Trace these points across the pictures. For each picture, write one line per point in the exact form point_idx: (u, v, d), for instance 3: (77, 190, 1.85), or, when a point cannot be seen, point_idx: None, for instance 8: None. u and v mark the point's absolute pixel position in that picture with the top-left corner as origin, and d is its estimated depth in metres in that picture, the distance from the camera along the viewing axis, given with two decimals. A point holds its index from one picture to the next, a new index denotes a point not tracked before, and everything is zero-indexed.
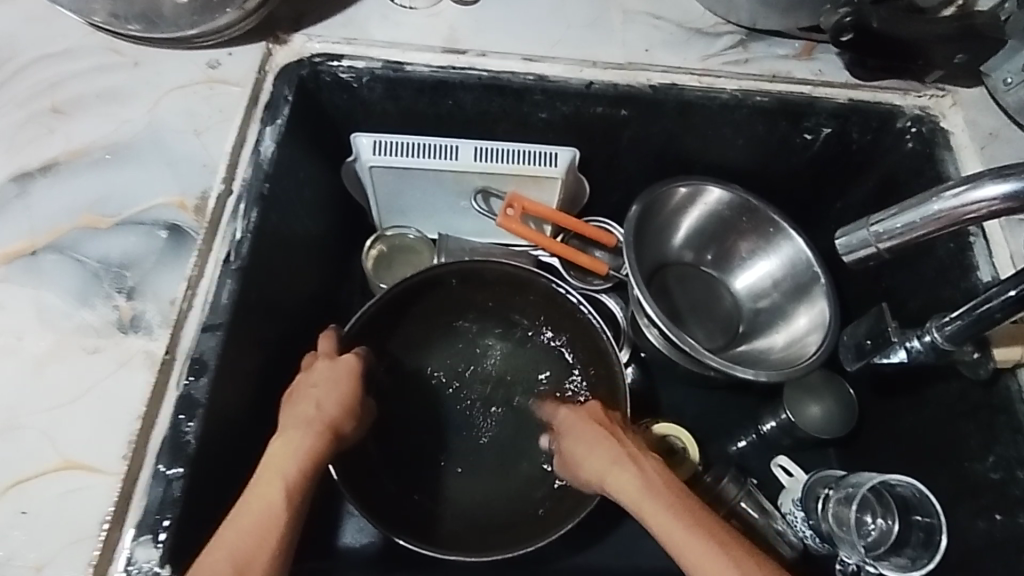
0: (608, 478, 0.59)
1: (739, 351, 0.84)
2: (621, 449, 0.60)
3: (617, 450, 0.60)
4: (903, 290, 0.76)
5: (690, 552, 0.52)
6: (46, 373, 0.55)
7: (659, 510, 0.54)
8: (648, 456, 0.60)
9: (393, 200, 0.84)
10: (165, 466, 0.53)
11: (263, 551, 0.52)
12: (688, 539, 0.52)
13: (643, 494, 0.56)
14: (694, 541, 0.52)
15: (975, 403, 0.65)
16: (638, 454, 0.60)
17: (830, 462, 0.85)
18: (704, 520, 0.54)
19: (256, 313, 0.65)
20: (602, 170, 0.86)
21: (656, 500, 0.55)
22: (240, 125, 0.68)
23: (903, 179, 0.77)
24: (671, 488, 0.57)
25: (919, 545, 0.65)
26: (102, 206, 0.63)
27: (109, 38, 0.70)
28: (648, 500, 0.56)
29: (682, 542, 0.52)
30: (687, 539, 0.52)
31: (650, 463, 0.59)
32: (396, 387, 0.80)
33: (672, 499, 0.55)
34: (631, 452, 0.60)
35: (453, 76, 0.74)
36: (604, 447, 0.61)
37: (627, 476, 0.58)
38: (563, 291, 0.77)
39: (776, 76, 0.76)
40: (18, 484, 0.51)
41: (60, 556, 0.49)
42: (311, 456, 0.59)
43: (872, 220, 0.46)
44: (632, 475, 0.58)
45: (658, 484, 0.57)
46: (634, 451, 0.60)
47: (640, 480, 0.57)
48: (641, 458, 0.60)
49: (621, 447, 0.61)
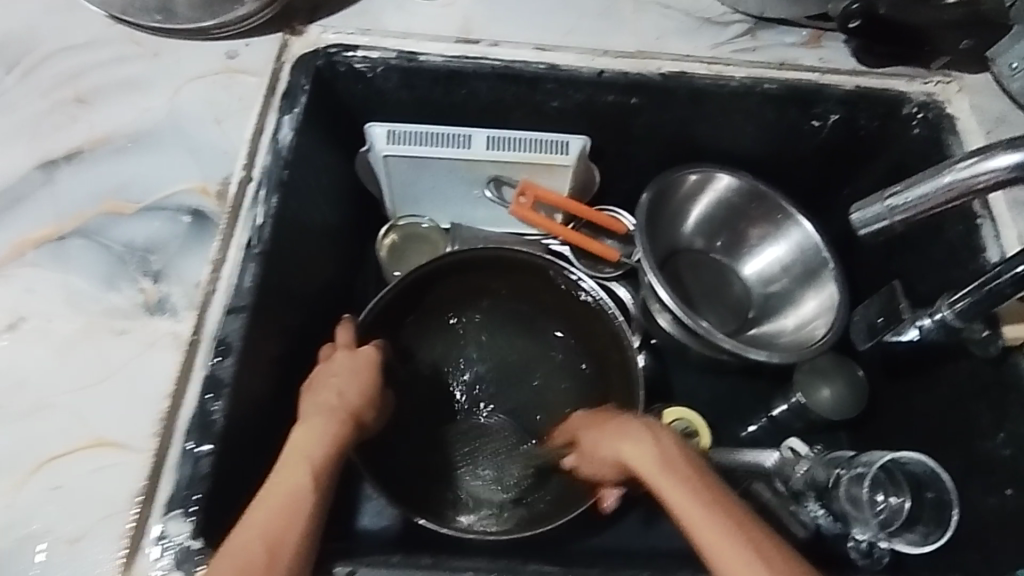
0: (624, 451, 0.60)
1: (750, 335, 0.85)
2: (640, 424, 0.62)
3: (636, 425, 0.62)
4: (913, 273, 0.77)
5: (702, 526, 0.53)
6: (77, 355, 0.57)
7: (673, 484, 0.56)
8: (666, 432, 0.61)
9: (407, 190, 0.85)
10: (194, 444, 0.54)
11: (292, 531, 0.52)
12: (700, 512, 0.53)
13: (657, 469, 0.57)
14: (706, 514, 0.53)
15: (986, 381, 0.66)
16: (657, 430, 0.61)
17: (841, 445, 0.86)
18: (718, 496, 0.55)
19: (278, 297, 0.66)
20: (613, 158, 0.87)
21: (671, 474, 0.57)
22: (260, 113, 0.69)
23: (911, 164, 0.78)
24: (687, 464, 0.58)
25: (930, 522, 0.66)
26: (126, 193, 0.64)
27: (129, 30, 0.71)
28: (663, 474, 0.57)
29: (694, 514, 0.54)
30: (699, 512, 0.53)
31: (668, 439, 0.60)
32: (412, 375, 0.81)
33: (689, 478, 0.56)
34: (649, 428, 0.61)
35: (467, 66, 0.75)
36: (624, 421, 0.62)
37: (642, 450, 0.59)
38: (575, 278, 0.78)
39: (785, 63, 0.77)
40: (52, 461, 0.53)
41: (95, 529, 0.51)
42: (335, 442, 0.60)
43: (887, 194, 0.47)
44: (649, 448, 0.59)
45: (674, 460, 0.58)
46: (652, 428, 0.62)
47: (656, 454, 0.59)
48: (659, 434, 0.61)
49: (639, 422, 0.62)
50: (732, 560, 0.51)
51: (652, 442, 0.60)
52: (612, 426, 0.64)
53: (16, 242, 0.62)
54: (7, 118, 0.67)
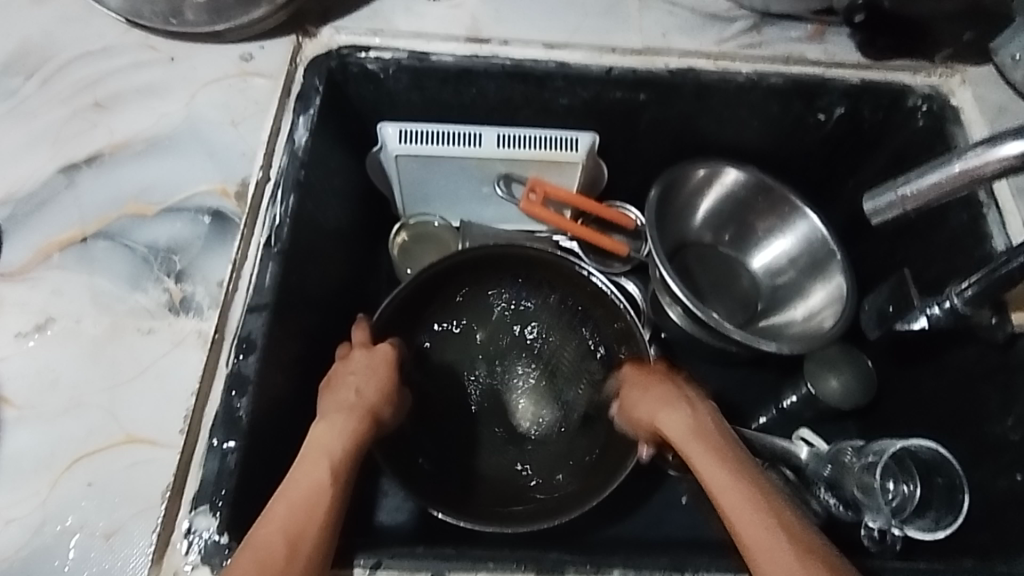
0: (658, 416, 0.65)
1: (759, 327, 0.86)
2: (681, 397, 0.67)
3: (675, 393, 0.67)
4: (919, 262, 0.78)
5: (721, 486, 0.56)
6: (106, 354, 0.58)
7: (700, 449, 0.60)
8: (704, 407, 0.66)
9: (418, 189, 0.86)
10: (220, 439, 0.55)
11: (313, 523, 0.53)
12: (723, 474, 0.57)
13: (688, 432, 0.62)
14: (727, 478, 0.57)
15: (993, 366, 0.67)
16: (695, 402, 0.66)
17: (850, 433, 0.87)
18: (743, 465, 0.58)
19: (297, 297, 0.67)
20: (621, 153, 0.88)
21: (700, 441, 0.61)
22: (276, 115, 0.70)
23: (914, 154, 0.79)
24: (718, 436, 0.62)
25: (941, 507, 0.68)
26: (148, 195, 0.66)
27: (145, 36, 0.72)
28: (693, 438, 0.62)
29: (717, 475, 0.57)
30: (721, 473, 0.57)
31: (704, 412, 0.65)
32: (427, 375, 0.82)
33: (715, 443, 0.61)
34: (686, 399, 0.66)
35: (477, 65, 0.76)
36: (665, 391, 0.67)
37: (677, 415, 0.64)
38: (585, 273, 0.79)
39: (790, 58, 0.78)
40: (86, 457, 0.55)
41: (129, 522, 0.53)
42: (354, 438, 0.61)
43: (898, 182, 0.48)
44: (682, 415, 0.64)
45: (706, 431, 0.62)
46: (691, 400, 0.66)
47: (689, 422, 0.63)
48: (695, 406, 0.65)
49: (679, 394, 0.67)
50: (745, 516, 0.53)
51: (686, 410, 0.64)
52: (654, 391, 0.68)
53: (44, 244, 0.63)
54: (28, 124, 0.69)
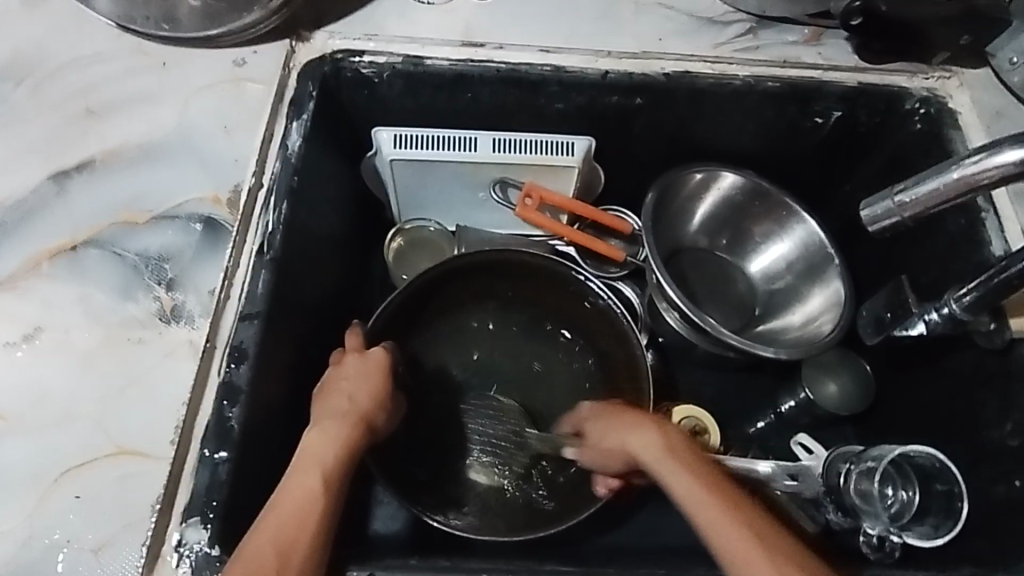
0: (634, 448, 0.61)
1: (756, 332, 0.85)
2: (653, 422, 0.63)
3: (644, 417, 0.63)
4: (916, 266, 0.77)
5: (714, 517, 0.54)
6: (96, 365, 0.58)
7: (683, 476, 0.57)
8: (676, 430, 0.62)
9: (412, 194, 0.86)
10: (212, 450, 0.55)
11: (305, 535, 0.52)
12: (710, 502, 0.55)
13: (665, 457, 0.59)
14: (717, 505, 0.55)
15: (992, 372, 0.67)
16: (667, 428, 0.62)
17: (848, 438, 0.86)
18: (732, 495, 0.56)
19: (290, 304, 0.67)
20: (617, 158, 0.87)
21: (685, 473, 0.57)
22: (269, 121, 0.69)
23: (911, 158, 0.78)
24: (699, 463, 0.59)
25: (940, 513, 0.67)
26: (139, 203, 0.65)
27: (137, 41, 0.72)
28: (672, 464, 0.58)
29: (710, 511, 0.55)
30: (714, 509, 0.55)
31: (679, 437, 0.61)
32: (420, 382, 0.82)
33: (695, 467, 0.58)
34: (660, 426, 0.62)
35: (472, 70, 0.75)
36: (636, 419, 0.63)
37: (650, 439, 0.61)
38: (582, 278, 0.78)
39: (787, 62, 0.78)
40: (75, 470, 0.54)
41: (120, 536, 0.52)
42: (346, 445, 0.60)
43: (896, 190, 0.47)
44: (660, 444, 0.60)
45: (687, 460, 0.59)
46: (664, 426, 0.62)
47: (669, 451, 0.60)
48: (669, 431, 0.62)
49: (651, 420, 0.63)
50: (747, 556, 0.52)
51: (662, 438, 0.61)
52: (621, 416, 0.64)
53: (33, 253, 0.62)
54: (18, 131, 0.68)
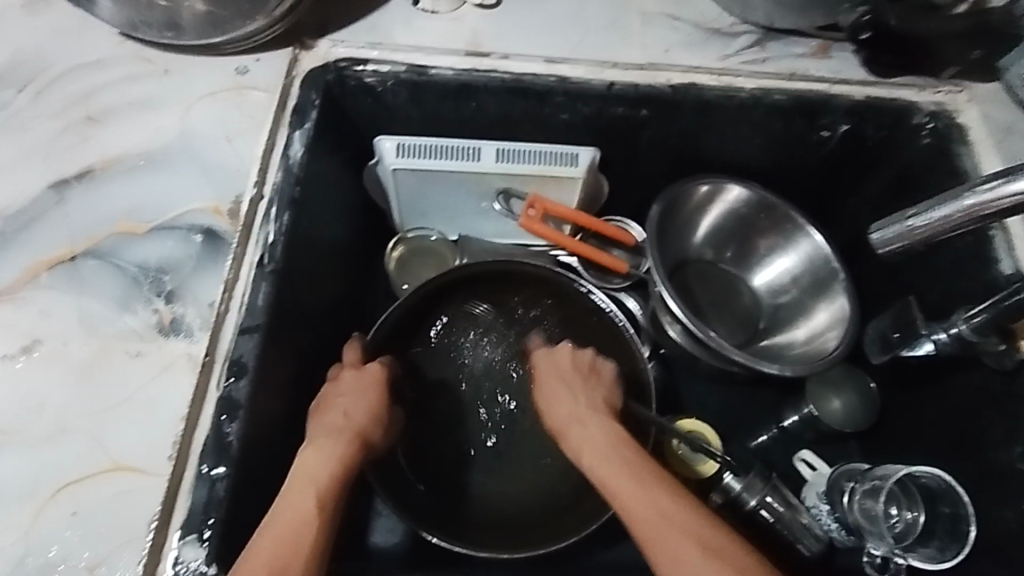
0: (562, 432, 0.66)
1: (760, 346, 0.85)
2: (577, 404, 0.67)
3: (572, 406, 0.67)
4: (923, 283, 0.76)
5: (616, 495, 0.57)
6: (93, 379, 0.57)
7: (594, 461, 0.60)
8: (599, 409, 0.65)
9: (416, 203, 0.85)
10: (209, 466, 0.54)
11: (298, 557, 0.51)
12: (613, 482, 0.57)
13: (584, 445, 0.62)
14: (619, 485, 0.57)
15: (1000, 393, 0.66)
16: (590, 408, 0.66)
17: (852, 455, 0.86)
18: (636, 465, 0.58)
19: (291, 317, 0.66)
20: (621, 169, 0.86)
21: (594, 451, 0.61)
22: (271, 131, 0.68)
23: (919, 173, 0.77)
24: (611, 441, 0.61)
25: (946, 535, 0.66)
26: (139, 213, 0.64)
27: (140, 48, 0.71)
28: (587, 449, 0.62)
29: (612, 482, 0.57)
30: (614, 480, 0.57)
31: (599, 416, 0.64)
32: (418, 395, 0.80)
33: (609, 449, 0.60)
34: (581, 410, 0.65)
35: (476, 80, 0.74)
36: (561, 402, 0.67)
37: (574, 429, 0.64)
38: (585, 290, 0.78)
39: (794, 74, 0.77)
40: (70, 486, 0.53)
41: (114, 554, 0.51)
42: (341, 463, 0.59)
43: (908, 215, 0.47)
44: (578, 425, 0.64)
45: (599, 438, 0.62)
46: (585, 407, 0.66)
47: (586, 432, 0.63)
48: (591, 411, 0.65)
49: (574, 403, 0.67)
50: (640, 521, 0.53)
51: (580, 418, 0.65)
52: (556, 407, 0.68)
53: (32, 263, 0.62)
54: (19, 138, 0.67)
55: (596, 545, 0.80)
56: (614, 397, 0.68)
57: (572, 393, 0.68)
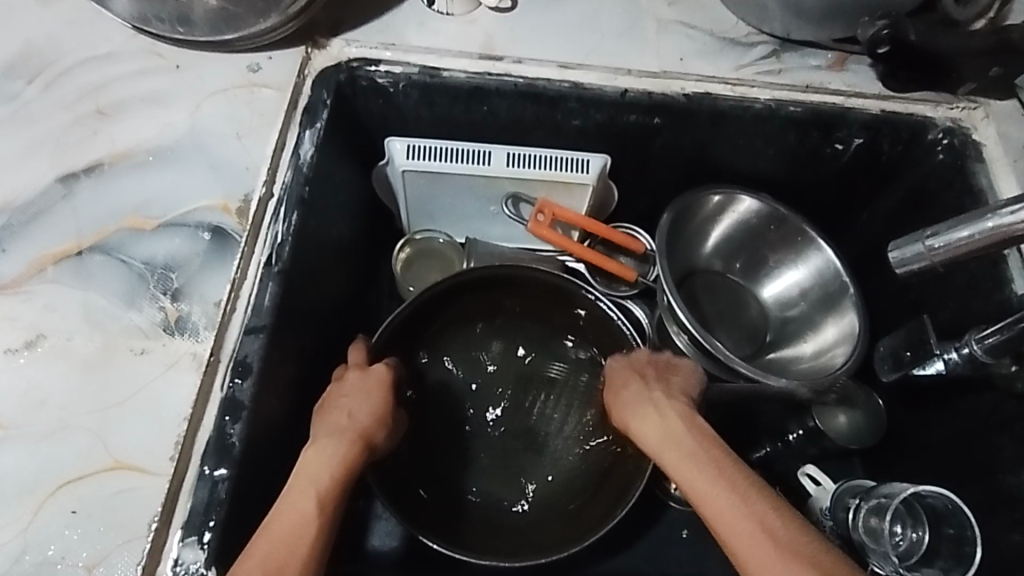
0: (634, 424, 0.66)
1: (767, 360, 0.84)
2: (651, 396, 0.66)
3: (646, 398, 0.66)
4: (933, 302, 0.76)
5: (703, 497, 0.57)
6: (96, 375, 0.57)
7: (676, 460, 0.60)
8: (675, 402, 0.65)
9: (423, 205, 0.84)
10: (211, 467, 0.54)
11: (295, 559, 0.51)
12: (699, 485, 0.58)
13: (663, 443, 0.62)
14: (711, 489, 0.57)
15: (1009, 414, 0.65)
16: (664, 402, 0.65)
17: (856, 472, 0.85)
18: (721, 466, 0.58)
19: (296, 317, 0.65)
20: (632, 176, 0.86)
21: (673, 448, 0.61)
22: (281, 130, 0.68)
23: (932, 190, 0.77)
24: (688, 435, 0.61)
25: (951, 557, 0.65)
26: (147, 209, 0.64)
27: (151, 42, 0.71)
28: (667, 448, 0.62)
29: (694, 483, 0.58)
30: (698, 480, 0.58)
31: (678, 409, 0.64)
32: (422, 397, 0.79)
33: (689, 446, 0.61)
34: (655, 402, 0.65)
35: (489, 83, 0.74)
36: (634, 394, 0.67)
37: (651, 424, 0.64)
38: (592, 296, 0.76)
39: (810, 87, 0.76)
40: (70, 483, 0.53)
41: (113, 554, 0.51)
42: (343, 465, 0.58)
43: (927, 234, 0.46)
44: (655, 418, 0.64)
45: (679, 437, 0.62)
46: (658, 397, 0.65)
47: (662, 427, 0.63)
48: (667, 405, 0.65)
49: (647, 393, 0.66)
50: (728, 522, 0.54)
51: (655, 410, 0.64)
52: (627, 399, 0.68)
53: (37, 257, 0.62)
54: (27, 130, 0.67)
55: (597, 554, 0.80)
56: (690, 387, 0.67)
57: (646, 386, 0.67)
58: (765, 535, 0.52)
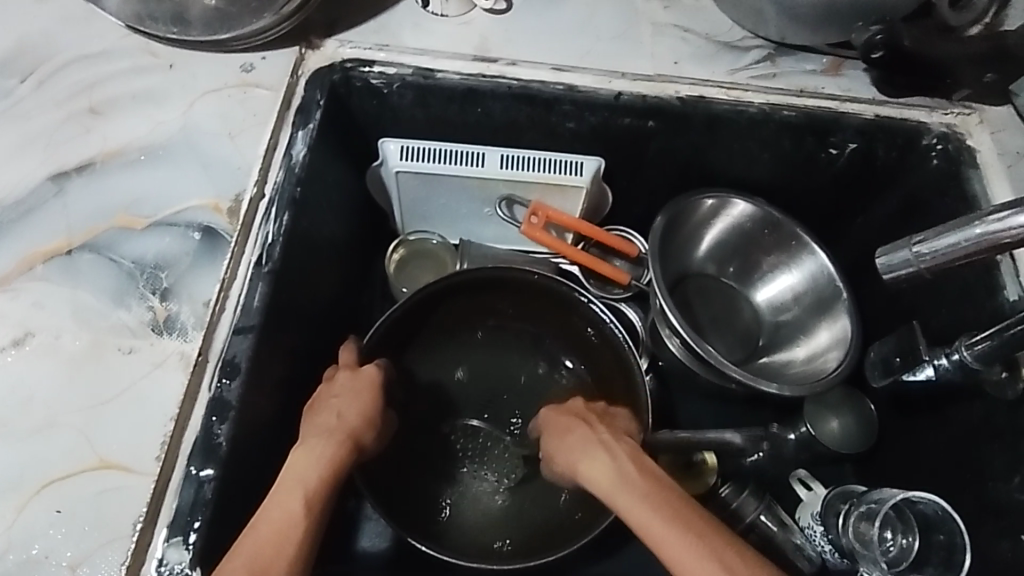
0: (582, 468, 0.62)
1: (759, 365, 0.84)
2: (598, 438, 0.64)
3: (594, 441, 0.63)
4: (926, 308, 0.75)
5: (662, 538, 0.54)
6: (84, 373, 0.57)
7: (630, 501, 0.57)
8: (620, 439, 0.64)
9: (417, 206, 0.84)
10: (197, 467, 0.54)
11: (281, 559, 0.51)
12: (656, 524, 0.54)
13: (614, 484, 0.59)
14: (670, 528, 0.54)
15: (1000, 422, 0.65)
16: (612, 442, 0.63)
17: (847, 477, 0.85)
18: (674, 502, 0.56)
19: (286, 317, 0.65)
20: (627, 179, 0.86)
21: (616, 482, 0.59)
22: (274, 129, 0.68)
23: (926, 197, 0.76)
24: (640, 474, 0.59)
25: (940, 564, 0.64)
26: (138, 207, 0.64)
27: (145, 40, 0.71)
28: (619, 488, 0.58)
29: (646, 520, 0.55)
30: (651, 517, 0.55)
31: (625, 447, 0.62)
32: (412, 399, 0.79)
33: (642, 485, 0.58)
34: (603, 442, 0.63)
35: (483, 85, 0.74)
36: (579, 436, 0.65)
37: (600, 467, 0.61)
38: (585, 299, 0.75)
39: (804, 91, 0.76)
40: (55, 483, 0.53)
41: (97, 554, 0.51)
42: (331, 467, 0.58)
43: (914, 240, 0.46)
44: (600, 455, 0.62)
45: (629, 473, 0.59)
46: (606, 438, 0.63)
47: (607, 463, 0.61)
48: (616, 444, 0.63)
49: (594, 435, 0.64)
50: (685, 557, 0.52)
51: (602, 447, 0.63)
52: (573, 444, 0.65)
53: (27, 254, 0.62)
54: (19, 127, 0.67)
55: (586, 558, 0.80)
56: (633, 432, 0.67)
57: (593, 428, 0.65)
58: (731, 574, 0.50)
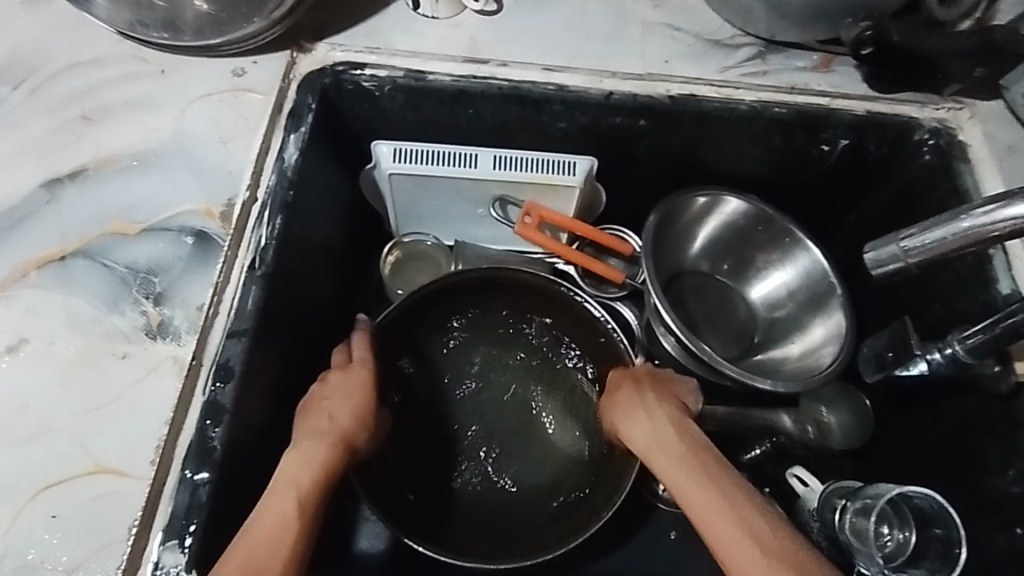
0: (627, 429, 0.66)
1: (755, 361, 0.84)
2: (644, 402, 0.66)
3: (640, 404, 0.66)
4: (920, 303, 0.76)
5: (693, 503, 0.57)
6: (78, 379, 0.57)
7: (668, 464, 0.61)
8: (669, 409, 0.66)
9: (411, 209, 0.84)
10: (192, 471, 0.54)
11: (275, 562, 0.51)
12: (690, 489, 0.58)
13: (654, 446, 0.63)
14: (701, 495, 0.57)
15: (995, 415, 0.65)
16: (656, 407, 0.66)
17: (844, 472, 0.85)
18: (709, 471, 0.59)
19: (279, 319, 0.66)
20: (619, 178, 0.86)
21: (667, 454, 0.62)
22: (265, 133, 0.68)
23: (919, 191, 0.77)
24: (679, 440, 0.62)
25: (938, 558, 0.64)
26: (131, 213, 0.64)
27: (137, 47, 0.71)
28: (658, 451, 0.62)
29: (689, 492, 0.58)
30: (694, 489, 0.58)
31: (668, 413, 0.65)
32: (407, 401, 0.79)
33: (680, 451, 0.61)
34: (648, 407, 0.66)
35: (474, 86, 0.74)
36: (628, 399, 0.67)
37: (642, 428, 0.65)
38: (583, 300, 0.76)
39: (795, 88, 0.76)
40: (49, 489, 0.53)
41: (93, 559, 0.51)
42: (324, 468, 0.58)
43: (901, 235, 0.46)
44: (653, 426, 0.64)
45: (668, 439, 0.63)
46: (651, 402, 0.66)
47: (656, 432, 0.64)
48: (658, 410, 0.65)
49: (640, 398, 0.67)
50: (716, 526, 0.55)
51: (654, 417, 0.65)
52: (622, 404, 0.68)
53: (20, 262, 0.62)
54: (11, 136, 0.67)
55: (584, 556, 0.80)
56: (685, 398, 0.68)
57: (641, 391, 0.67)
58: (755, 542, 0.53)
